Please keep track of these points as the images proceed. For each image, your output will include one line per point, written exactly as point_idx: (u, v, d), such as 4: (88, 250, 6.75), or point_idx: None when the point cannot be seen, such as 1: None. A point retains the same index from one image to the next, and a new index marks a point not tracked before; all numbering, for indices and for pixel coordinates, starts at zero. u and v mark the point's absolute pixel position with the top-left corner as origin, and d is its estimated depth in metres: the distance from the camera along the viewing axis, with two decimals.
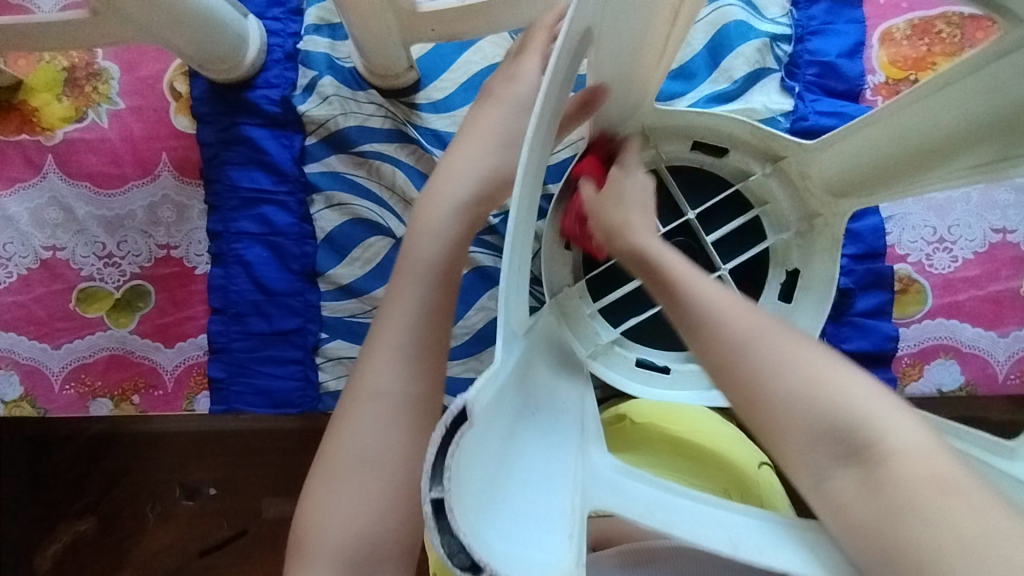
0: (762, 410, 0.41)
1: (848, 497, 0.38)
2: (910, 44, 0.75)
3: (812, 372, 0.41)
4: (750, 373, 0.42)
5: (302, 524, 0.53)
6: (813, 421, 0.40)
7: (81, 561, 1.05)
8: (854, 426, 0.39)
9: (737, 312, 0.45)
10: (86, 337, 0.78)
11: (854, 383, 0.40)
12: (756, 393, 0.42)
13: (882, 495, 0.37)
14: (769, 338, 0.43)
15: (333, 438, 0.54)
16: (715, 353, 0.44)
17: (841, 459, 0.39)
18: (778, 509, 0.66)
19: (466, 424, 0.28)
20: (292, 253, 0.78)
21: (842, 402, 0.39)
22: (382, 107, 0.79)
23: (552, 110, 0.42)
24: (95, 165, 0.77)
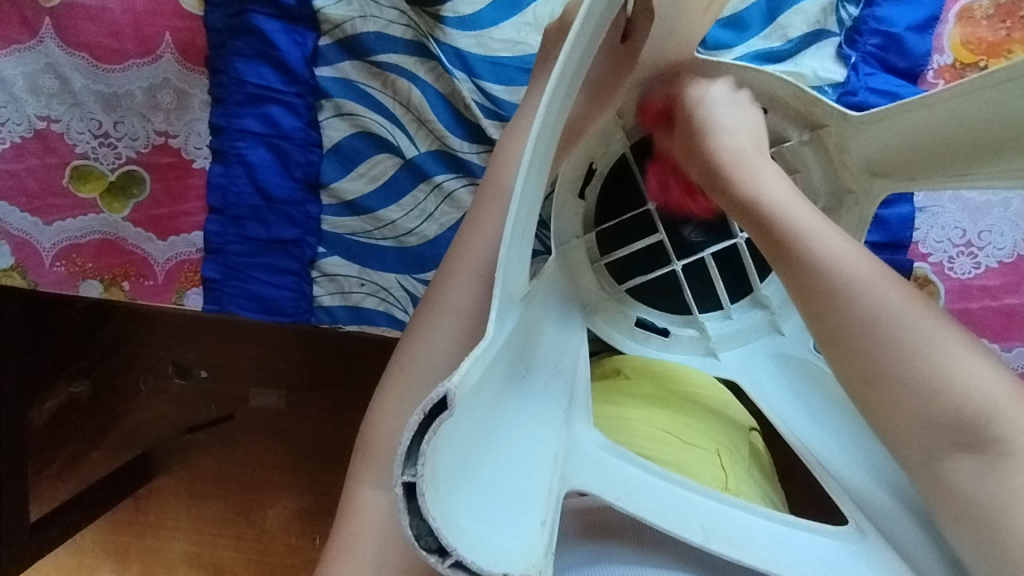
0: (882, 385, 0.48)
1: (963, 476, 0.45)
2: (988, 26, 0.68)
3: (940, 351, 0.47)
4: (873, 337, 0.49)
5: (370, 424, 0.53)
6: (944, 405, 0.46)
7: (73, 421, 1.09)
8: (979, 417, 0.45)
9: (860, 271, 0.51)
10: (79, 217, 0.76)
11: (976, 370, 0.46)
12: (875, 363, 0.48)
13: (995, 478, 0.44)
14: (897, 317, 0.49)
15: (407, 348, 0.54)
16: (838, 328, 0.50)
17: (961, 444, 0.45)
18: (768, 479, 0.64)
19: (443, 414, 0.28)
20: (296, 160, 0.74)
21: (967, 392, 0.45)
22: (405, 15, 0.72)
23: (580, 64, 0.38)
24: (93, 35, 0.72)
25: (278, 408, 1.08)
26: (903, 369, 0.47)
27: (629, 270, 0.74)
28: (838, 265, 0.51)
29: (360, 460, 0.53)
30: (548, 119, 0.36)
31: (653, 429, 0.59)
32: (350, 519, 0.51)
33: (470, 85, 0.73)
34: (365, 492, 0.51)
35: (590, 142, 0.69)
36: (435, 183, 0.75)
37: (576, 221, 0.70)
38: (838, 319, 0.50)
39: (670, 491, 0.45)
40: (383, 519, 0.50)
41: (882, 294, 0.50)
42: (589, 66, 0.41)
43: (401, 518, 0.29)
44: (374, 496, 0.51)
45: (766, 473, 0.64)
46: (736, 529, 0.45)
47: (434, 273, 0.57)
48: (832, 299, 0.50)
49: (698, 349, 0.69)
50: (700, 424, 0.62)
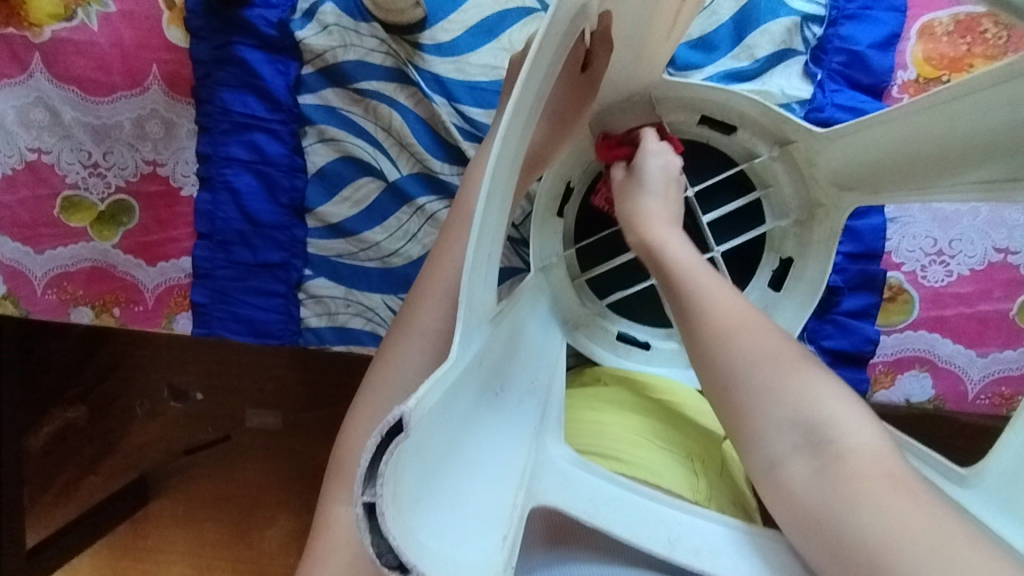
0: (734, 395, 0.50)
1: (799, 479, 0.46)
2: (949, 41, 0.70)
3: (789, 366, 0.49)
4: (725, 350, 0.51)
5: (342, 442, 0.54)
6: (787, 414, 0.47)
7: (68, 447, 1.10)
8: (818, 427, 0.46)
9: (726, 300, 0.54)
10: (70, 246, 0.78)
11: (822, 386, 0.48)
12: (726, 373, 0.50)
13: (831, 484, 0.44)
14: (766, 345, 0.50)
15: (379, 369, 0.55)
16: (708, 348, 0.52)
17: (801, 449, 0.46)
18: (742, 486, 0.65)
19: (400, 436, 0.29)
20: (282, 186, 0.76)
21: (807, 402, 0.47)
22: (385, 43, 0.75)
23: (536, 95, 0.40)
24: (82, 69, 0.74)
25: (274, 427, 1.09)
26: (758, 383, 0.49)
27: (608, 286, 0.75)
28: (715, 298, 0.54)
29: (332, 478, 0.54)
30: (507, 147, 0.38)
31: (628, 434, 0.60)
32: (324, 537, 0.52)
33: (449, 109, 0.76)
34: (338, 508, 0.52)
35: (565, 162, 0.71)
36: (418, 205, 0.77)
37: (556, 240, 0.72)
38: (697, 339, 0.53)
39: (637, 504, 0.47)
40: (355, 535, 0.51)
41: (744, 318, 0.52)
42: (548, 96, 0.43)
43: (363, 536, 0.30)
44: (348, 513, 0.52)
45: (739, 479, 0.65)
46: (702, 539, 0.46)
47: (409, 294, 0.59)
48: (697, 322, 0.53)
49: (678, 362, 0.71)
50: (673, 432, 0.63)
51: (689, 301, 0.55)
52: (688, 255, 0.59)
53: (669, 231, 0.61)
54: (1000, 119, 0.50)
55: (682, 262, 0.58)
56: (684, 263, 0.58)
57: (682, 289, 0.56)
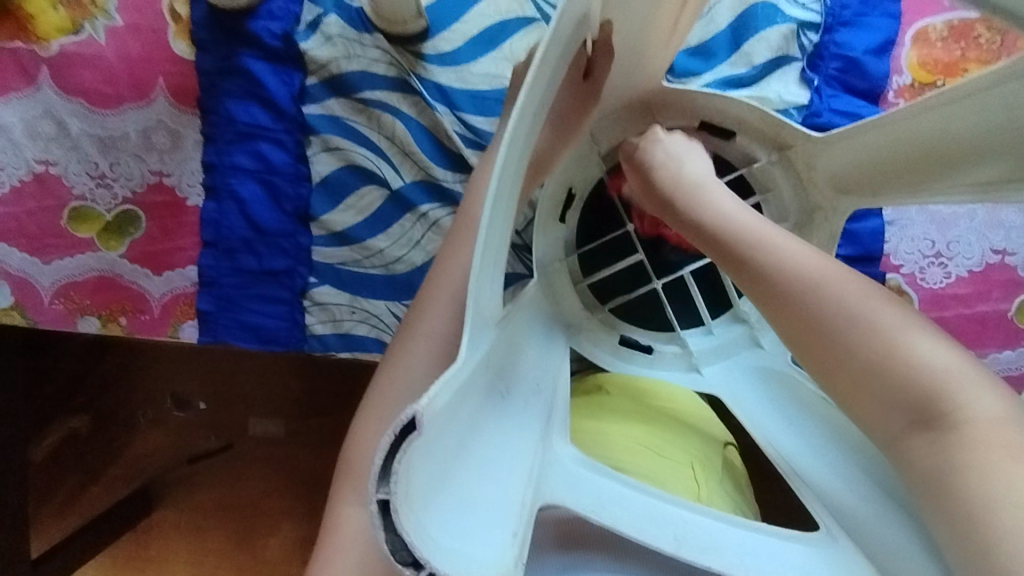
0: (836, 367, 0.50)
1: (918, 452, 0.46)
2: (943, 47, 0.71)
3: (885, 333, 0.49)
4: (820, 322, 0.51)
5: (351, 444, 0.55)
6: (891, 386, 0.48)
7: (73, 456, 1.10)
8: (929, 395, 0.46)
9: (813, 263, 0.53)
10: (76, 256, 0.78)
11: (924, 350, 0.48)
12: (823, 345, 0.51)
13: (950, 455, 0.45)
14: (869, 316, 0.50)
15: (388, 372, 0.56)
16: (805, 325, 0.51)
17: (916, 422, 0.47)
18: (743, 490, 0.66)
19: (413, 435, 0.29)
20: (286, 194, 0.77)
21: (914, 369, 0.47)
22: (387, 53, 0.76)
23: (540, 103, 0.41)
24: (90, 82, 0.75)
25: (278, 435, 1.09)
26: (862, 356, 0.49)
27: (610, 290, 0.76)
28: (807, 268, 0.53)
29: (342, 479, 0.54)
30: (512, 153, 0.39)
31: (629, 443, 0.61)
32: (334, 537, 0.52)
33: (451, 117, 0.77)
34: (347, 508, 0.53)
35: (566, 168, 0.72)
36: (420, 213, 0.78)
37: (557, 246, 0.73)
38: (784, 311, 0.53)
39: (645, 502, 0.47)
40: (364, 535, 0.52)
41: (830, 283, 0.52)
42: (551, 104, 0.44)
43: (378, 533, 0.31)
44: (357, 514, 0.52)
45: (740, 485, 0.66)
46: (707, 537, 0.47)
47: (415, 299, 0.59)
48: (782, 293, 0.53)
49: (681, 365, 0.71)
50: (675, 438, 0.64)
51: (773, 274, 0.53)
52: (760, 221, 0.57)
53: (728, 196, 0.60)
54: (992, 122, 0.50)
55: (760, 230, 0.56)
56: (757, 225, 0.57)
57: (755, 255, 0.55)
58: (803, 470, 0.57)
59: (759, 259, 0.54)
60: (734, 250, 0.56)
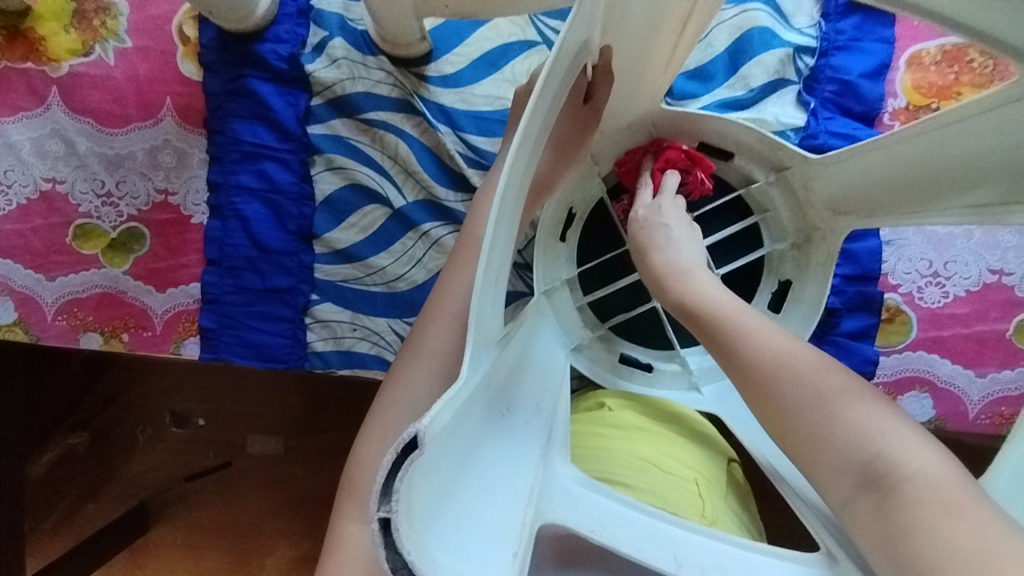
0: (785, 434, 0.49)
1: (866, 519, 0.44)
2: (937, 71, 0.72)
3: (825, 396, 0.47)
4: (763, 385, 0.50)
5: (354, 461, 0.55)
6: (836, 451, 0.46)
7: (70, 473, 1.10)
8: (868, 459, 0.44)
9: (762, 332, 0.53)
10: (81, 273, 0.79)
11: (865, 414, 0.46)
12: (770, 411, 0.50)
13: (894, 519, 0.41)
14: (810, 378, 0.48)
15: (390, 390, 0.56)
16: (754, 391, 0.51)
17: (862, 485, 0.44)
18: (746, 508, 0.65)
19: (415, 453, 0.29)
20: (290, 213, 0.78)
21: (852, 433, 0.45)
22: (391, 75, 0.77)
23: (541, 127, 0.42)
24: (99, 102, 0.77)
25: (277, 453, 1.09)
26: (805, 423, 0.48)
27: (611, 309, 0.76)
28: (754, 336, 0.53)
29: (344, 497, 0.54)
30: (514, 175, 0.40)
31: (632, 458, 0.60)
32: (335, 555, 0.52)
33: (453, 137, 0.78)
34: (349, 526, 0.53)
35: (566, 189, 0.73)
36: (423, 231, 0.78)
37: (558, 264, 0.73)
38: (738, 379, 0.52)
39: (645, 523, 0.47)
40: (366, 554, 0.51)
41: (775, 350, 0.51)
42: (553, 127, 0.45)
43: (378, 551, 0.31)
44: (359, 532, 0.52)
45: (744, 503, 0.65)
46: (709, 557, 0.46)
47: (417, 318, 0.60)
48: (733, 362, 0.53)
49: (682, 384, 0.72)
50: (678, 455, 0.63)
51: (725, 342, 0.54)
52: (722, 293, 0.58)
53: (699, 268, 0.61)
54: (984, 146, 0.51)
55: (717, 302, 0.57)
56: (714, 297, 0.57)
57: (714, 325, 0.55)
58: (804, 491, 0.56)
59: (716, 330, 0.55)
60: (700, 322, 0.57)
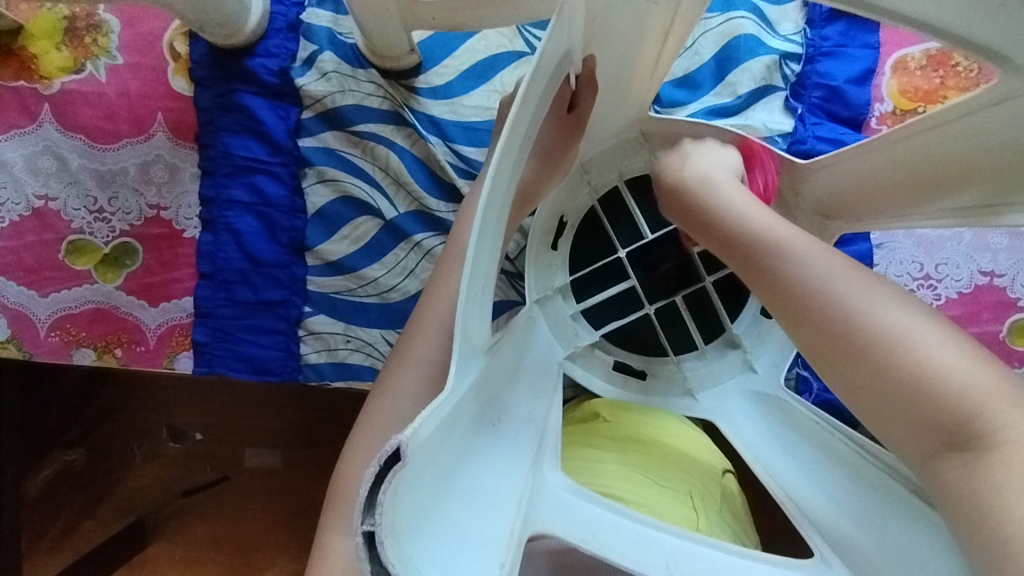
0: (851, 376, 0.46)
1: (953, 477, 0.41)
2: (922, 75, 0.73)
3: (910, 338, 0.44)
4: (837, 327, 0.46)
5: (341, 472, 0.55)
6: (916, 401, 0.42)
7: (67, 490, 1.09)
8: (957, 413, 0.41)
9: (830, 268, 0.49)
10: (73, 289, 0.79)
11: (952, 355, 0.42)
12: (839, 354, 0.46)
13: (985, 478, 0.39)
14: (887, 318, 0.45)
15: (378, 401, 0.56)
16: (818, 334, 0.47)
17: (949, 443, 0.41)
18: (741, 519, 0.65)
19: (398, 465, 0.29)
20: (282, 226, 0.78)
21: (938, 379, 0.42)
22: (381, 87, 0.78)
23: (524, 135, 0.42)
24: (90, 119, 0.77)
25: (274, 466, 1.08)
26: (879, 367, 0.44)
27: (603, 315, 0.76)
28: (820, 273, 0.49)
29: (331, 509, 0.54)
30: (497, 185, 0.40)
31: (625, 468, 0.60)
32: (321, 567, 0.52)
33: (444, 148, 0.78)
34: (335, 539, 0.52)
35: (558, 197, 0.73)
36: (414, 242, 0.79)
37: (550, 273, 0.73)
38: (801, 319, 0.49)
39: (635, 531, 0.47)
40: (351, 567, 0.51)
41: (846, 288, 0.47)
42: (536, 135, 0.45)
43: (363, 565, 0.31)
44: (345, 543, 0.52)
45: (739, 514, 0.65)
46: (700, 565, 0.46)
47: (406, 329, 0.60)
48: (798, 301, 0.49)
49: (676, 391, 0.72)
50: (671, 466, 0.63)
51: (784, 277, 0.50)
52: (774, 220, 0.54)
53: (740, 198, 0.58)
54: (967, 150, 0.51)
55: (769, 232, 0.53)
56: (768, 229, 0.53)
57: (771, 261, 0.51)
58: (799, 496, 0.57)
59: (770, 264, 0.51)
60: (749, 256, 0.53)
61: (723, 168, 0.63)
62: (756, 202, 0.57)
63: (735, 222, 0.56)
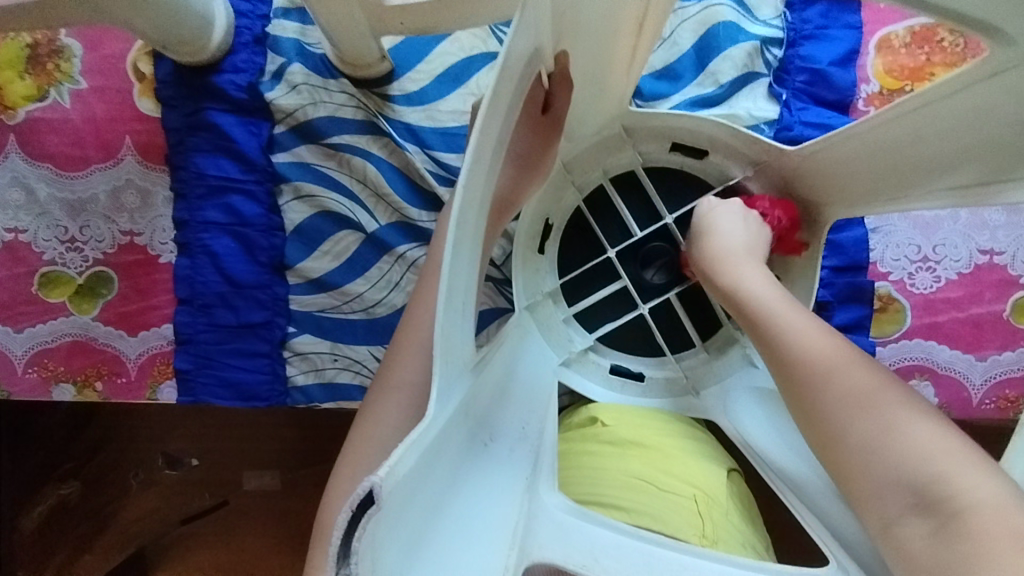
0: (834, 441, 0.49)
1: (915, 542, 0.43)
2: (908, 53, 0.71)
3: (891, 412, 0.48)
4: (823, 392, 0.51)
5: (325, 506, 0.52)
6: (890, 466, 0.46)
7: (61, 527, 1.06)
8: (926, 481, 0.44)
9: (819, 340, 0.54)
10: (49, 322, 0.76)
11: (925, 429, 0.46)
12: (820, 416, 0.51)
13: (953, 546, 0.41)
14: (863, 385, 0.50)
15: (361, 426, 0.54)
16: (803, 406, 0.52)
17: (916, 507, 0.44)
18: (753, 522, 0.61)
19: (372, 508, 0.28)
20: (260, 245, 0.76)
21: (908, 445, 0.46)
22: (354, 97, 0.76)
23: (497, 139, 0.40)
24: (57, 146, 0.75)
25: (273, 488, 1.05)
26: (856, 431, 0.48)
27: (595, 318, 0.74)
28: (808, 341, 0.54)
29: (316, 545, 0.51)
30: (471, 194, 0.38)
31: (626, 477, 0.57)
32: None
33: (422, 156, 0.76)
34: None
35: (542, 200, 0.71)
36: (398, 254, 0.76)
37: (538, 278, 0.71)
38: (787, 382, 0.53)
39: (639, 550, 0.44)
40: None
41: (829, 357, 0.52)
42: (509, 138, 0.43)
43: None
44: None
45: (750, 515, 0.62)
46: None
47: (390, 349, 0.57)
48: (786, 365, 0.54)
49: (677, 392, 0.70)
50: (676, 467, 0.59)
51: (778, 346, 0.55)
52: (771, 292, 0.58)
53: (744, 262, 0.62)
54: (964, 124, 0.49)
55: (764, 303, 0.58)
56: (766, 297, 0.58)
57: (762, 325, 0.56)
58: (810, 498, 0.55)
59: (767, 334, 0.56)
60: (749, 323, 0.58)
61: (746, 238, 0.64)
62: (761, 274, 0.61)
63: (736, 286, 0.60)
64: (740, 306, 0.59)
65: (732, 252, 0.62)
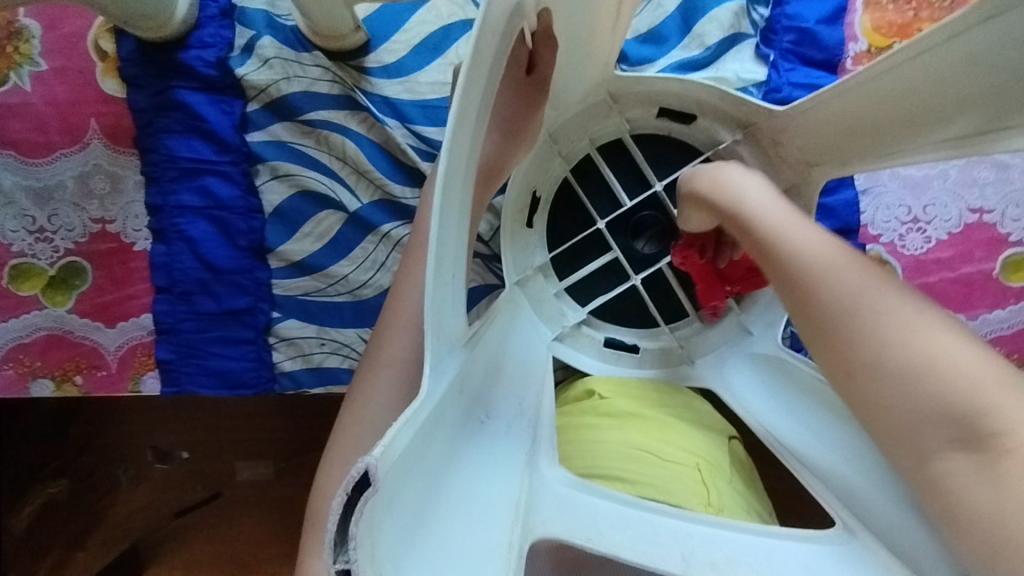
0: (869, 379, 0.44)
1: (963, 479, 0.41)
2: (895, 9, 0.70)
3: (927, 344, 0.43)
4: (856, 327, 0.46)
5: (318, 493, 0.51)
6: (935, 402, 0.42)
7: (51, 526, 1.04)
8: (970, 414, 0.41)
9: (846, 266, 0.48)
10: (22, 316, 0.74)
11: (957, 349, 0.43)
12: (859, 350, 0.45)
13: (1003, 478, 0.39)
14: (891, 313, 0.45)
15: (352, 408, 0.52)
16: (835, 343, 0.47)
17: (957, 442, 0.41)
18: (754, 490, 0.61)
19: (368, 489, 0.27)
20: (238, 229, 0.73)
21: (949, 376, 0.42)
22: (329, 70, 0.73)
23: (481, 101, 0.38)
24: (20, 133, 0.71)
25: (267, 478, 1.04)
26: (895, 367, 0.44)
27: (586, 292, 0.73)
28: (817, 262, 0.49)
29: (311, 532, 0.50)
30: (456, 159, 0.36)
31: (626, 449, 0.56)
32: None
33: (403, 130, 0.73)
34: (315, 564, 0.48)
35: (529, 171, 0.69)
36: (382, 233, 0.74)
37: (528, 253, 0.70)
38: (804, 311, 0.48)
39: (646, 521, 0.44)
40: None
41: (847, 280, 0.48)
42: (493, 101, 0.41)
43: None
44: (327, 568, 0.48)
45: (751, 483, 0.61)
46: (720, 550, 0.43)
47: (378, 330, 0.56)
48: (802, 285, 0.49)
49: (671, 361, 0.69)
50: (676, 437, 0.59)
51: (801, 274, 0.49)
52: (781, 209, 0.54)
53: (749, 179, 0.57)
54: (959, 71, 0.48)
55: (778, 223, 0.52)
56: (775, 215, 0.53)
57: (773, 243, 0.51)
58: (813, 462, 0.54)
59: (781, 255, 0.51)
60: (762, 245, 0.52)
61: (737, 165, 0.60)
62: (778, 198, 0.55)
63: (740, 204, 0.55)
64: (744, 224, 0.54)
65: (736, 176, 0.58)
